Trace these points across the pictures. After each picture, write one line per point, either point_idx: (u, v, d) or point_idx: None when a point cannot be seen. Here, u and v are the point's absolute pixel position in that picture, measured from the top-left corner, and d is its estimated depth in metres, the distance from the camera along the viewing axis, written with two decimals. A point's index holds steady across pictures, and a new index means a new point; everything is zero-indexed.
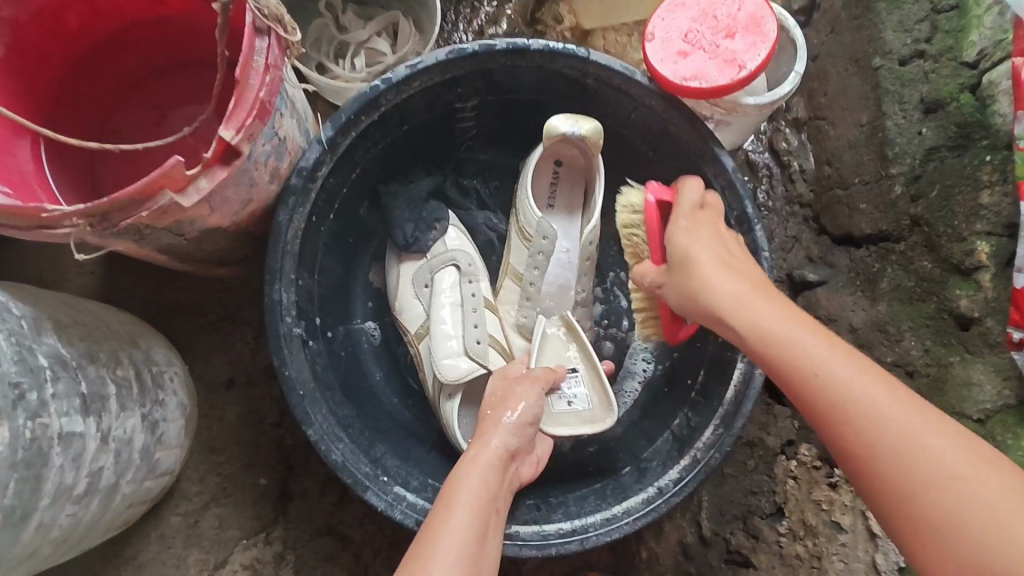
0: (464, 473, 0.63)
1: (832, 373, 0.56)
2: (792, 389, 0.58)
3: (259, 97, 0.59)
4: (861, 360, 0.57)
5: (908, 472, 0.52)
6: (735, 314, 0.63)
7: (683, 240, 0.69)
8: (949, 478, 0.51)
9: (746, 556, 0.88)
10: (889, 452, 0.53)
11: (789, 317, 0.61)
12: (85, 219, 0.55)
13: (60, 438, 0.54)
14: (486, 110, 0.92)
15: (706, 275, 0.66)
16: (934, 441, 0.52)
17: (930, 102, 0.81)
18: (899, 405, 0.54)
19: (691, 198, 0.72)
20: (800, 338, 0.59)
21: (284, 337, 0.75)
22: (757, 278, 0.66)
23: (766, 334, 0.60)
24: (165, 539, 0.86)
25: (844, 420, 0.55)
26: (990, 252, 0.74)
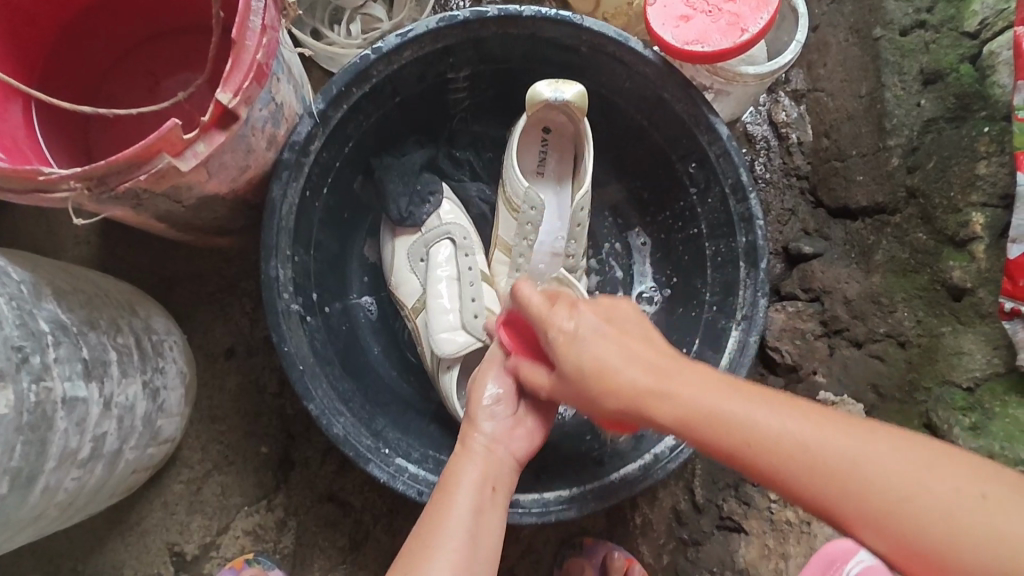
0: (452, 469, 0.63)
1: (810, 449, 0.49)
2: (777, 483, 0.50)
3: (256, 60, 0.58)
4: (804, 407, 0.51)
5: (928, 526, 0.46)
6: (682, 399, 0.53)
7: (591, 349, 0.57)
8: (991, 521, 0.44)
9: (738, 522, 0.90)
10: (911, 516, 0.46)
11: (746, 398, 0.52)
12: (82, 181, 0.54)
13: (64, 402, 0.54)
14: (480, 79, 0.91)
15: (598, 360, 0.56)
16: (932, 483, 0.47)
17: (930, 73, 0.82)
18: (907, 454, 0.48)
19: (537, 302, 0.61)
20: (794, 429, 0.50)
21: (282, 313, 0.75)
22: (662, 357, 0.56)
23: (713, 412, 0.52)
24: (169, 505, 0.87)
25: (847, 491, 0.48)
26: (984, 224, 0.74)
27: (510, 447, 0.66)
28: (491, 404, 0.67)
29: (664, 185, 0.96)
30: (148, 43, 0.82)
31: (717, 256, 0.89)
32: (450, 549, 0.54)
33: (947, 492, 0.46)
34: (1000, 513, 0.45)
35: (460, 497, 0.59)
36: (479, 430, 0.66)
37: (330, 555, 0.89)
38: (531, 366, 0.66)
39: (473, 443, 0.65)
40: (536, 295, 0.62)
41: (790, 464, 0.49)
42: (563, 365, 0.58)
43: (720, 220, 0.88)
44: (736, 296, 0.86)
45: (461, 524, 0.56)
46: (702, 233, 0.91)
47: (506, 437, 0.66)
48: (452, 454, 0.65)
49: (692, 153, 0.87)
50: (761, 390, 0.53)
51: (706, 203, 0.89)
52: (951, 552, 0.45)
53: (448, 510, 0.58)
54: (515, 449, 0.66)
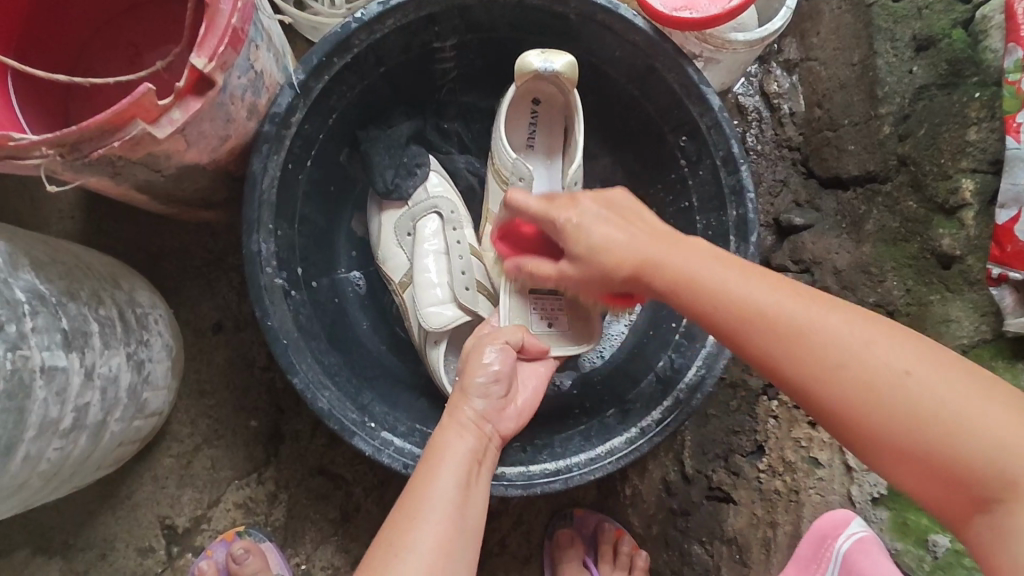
0: (438, 442, 0.62)
1: (775, 311, 0.51)
2: (731, 339, 0.53)
3: (231, 24, 0.56)
4: (792, 287, 0.52)
5: (861, 393, 0.47)
6: (667, 266, 0.56)
7: (599, 235, 0.59)
8: (920, 397, 0.46)
9: (726, 492, 0.90)
10: (847, 376, 0.48)
11: (752, 277, 0.53)
12: (55, 148, 0.54)
13: (43, 371, 0.54)
14: (466, 49, 0.89)
15: (605, 236, 0.59)
16: (907, 368, 0.47)
17: (923, 39, 0.81)
18: (863, 329, 0.49)
19: (534, 203, 0.64)
20: (759, 296, 0.52)
21: (265, 288, 0.74)
22: (662, 232, 0.59)
23: (695, 280, 0.54)
24: (160, 479, 0.87)
25: (800, 354, 0.49)
26: (975, 190, 0.74)
27: (496, 424, 0.67)
28: (486, 381, 0.66)
29: (655, 157, 0.95)
30: (127, 14, 0.80)
31: (707, 228, 0.89)
32: (435, 520, 0.55)
33: (885, 367, 0.47)
34: (938, 392, 0.46)
35: (447, 472, 0.59)
36: (468, 404, 0.65)
37: (321, 528, 0.90)
38: (536, 261, 0.68)
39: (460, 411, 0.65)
40: (529, 198, 0.64)
41: (738, 316, 0.52)
42: (572, 249, 0.61)
43: (710, 191, 0.87)
44: (726, 269, 0.85)
45: (450, 492, 0.57)
46: (693, 206, 0.91)
47: (496, 413, 0.67)
48: (435, 430, 0.65)
49: (681, 123, 0.86)
50: (744, 265, 0.55)
51: (696, 174, 0.88)
52: (875, 414, 0.47)
53: (439, 476, 0.58)
54: (500, 427, 0.67)
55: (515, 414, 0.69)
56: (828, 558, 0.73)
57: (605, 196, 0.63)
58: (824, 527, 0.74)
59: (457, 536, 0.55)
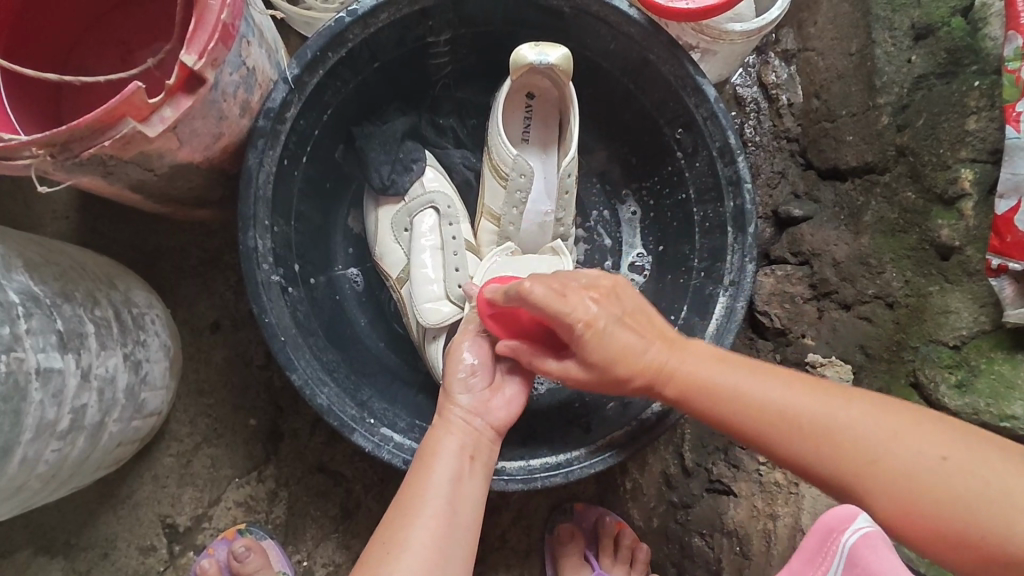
0: (430, 441, 0.62)
1: (796, 408, 0.55)
2: (714, 418, 0.58)
3: (221, 20, 0.56)
4: (817, 387, 0.56)
5: (898, 480, 0.52)
6: (681, 373, 0.59)
7: (617, 340, 0.59)
8: (945, 480, 0.51)
9: (727, 484, 0.90)
10: (879, 486, 0.53)
11: (776, 381, 0.57)
12: (45, 148, 0.53)
13: (39, 373, 0.54)
14: (461, 43, 0.89)
15: (626, 343, 0.59)
16: (933, 453, 0.51)
17: (922, 27, 0.80)
18: (882, 417, 0.54)
19: (543, 293, 0.58)
20: (776, 395, 0.56)
21: (262, 285, 0.74)
22: (670, 333, 0.62)
23: (709, 386, 0.58)
24: (160, 479, 0.88)
25: (838, 455, 0.53)
26: (974, 180, 0.73)
27: (487, 417, 0.65)
28: (466, 376, 0.66)
29: (652, 150, 0.95)
30: (118, 11, 0.80)
31: (705, 222, 0.88)
32: (427, 517, 0.55)
33: (919, 455, 0.52)
34: (971, 481, 0.50)
35: (438, 470, 0.58)
36: (455, 402, 0.64)
37: (322, 525, 0.90)
38: (538, 354, 0.64)
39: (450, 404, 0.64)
40: (544, 291, 0.58)
41: (749, 417, 0.56)
42: (594, 354, 0.59)
43: (708, 184, 0.86)
44: (724, 262, 0.85)
45: (441, 492, 0.57)
46: (691, 199, 0.90)
47: (484, 407, 0.65)
48: (429, 430, 0.64)
49: (678, 115, 0.86)
50: (731, 358, 0.60)
51: (694, 167, 0.88)
52: (910, 514, 0.52)
53: (432, 473, 0.58)
54: (492, 419, 0.65)
55: (504, 399, 0.66)
56: (835, 553, 0.54)
57: (614, 288, 0.61)
58: (831, 520, 0.55)
59: (453, 535, 0.55)
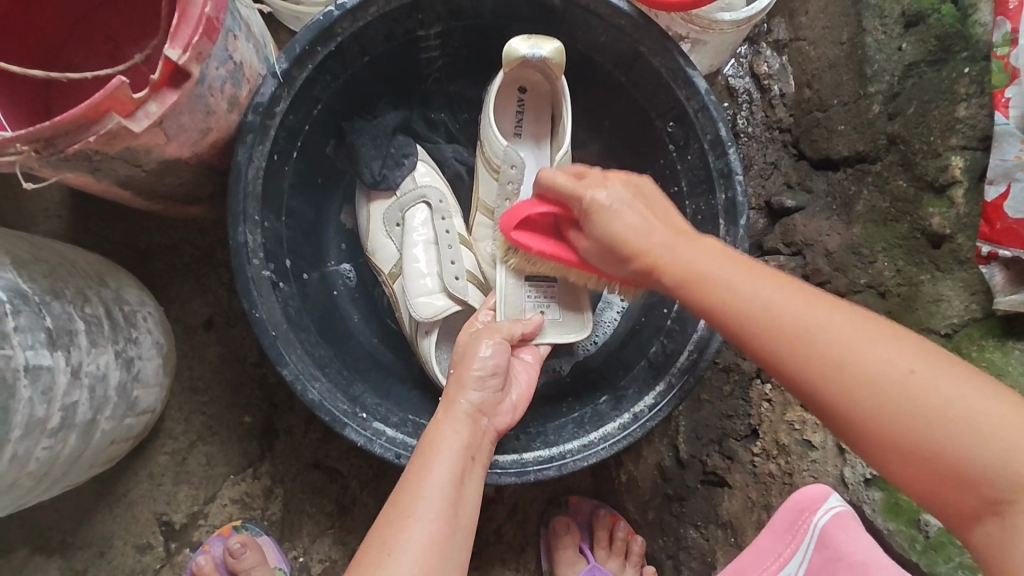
0: (433, 435, 0.63)
1: (772, 306, 0.51)
2: (704, 306, 0.55)
3: (204, 13, 0.55)
4: (811, 291, 0.51)
5: (862, 386, 0.47)
6: (677, 264, 0.57)
7: (617, 222, 0.61)
8: (924, 397, 0.46)
9: (722, 475, 0.90)
10: (828, 391, 0.48)
11: (768, 278, 0.53)
12: (30, 144, 0.53)
13: (27, 370, 0.54)
14: (451, 38, 0.88)
15: (626, 224, 0.60)
16: (911, 375, 0.46)
17: (912, 15, 0.79)
18: (863, 329, 0.49)
19: (564, 179, 0.66)
20: (756, 293, 0.52)
21: (252, 279, 0.74)
22: (680, 224, 0.60)
23: (696, 275, 0.55)
24: (155, 477, 0.88)
25: (795, 342, 0.49)
26: (964, 167, 0.73)
27: (490, 419, 0.67)
28: (480, 373, 0.68)
29: (644, 143, 0.94)
30: (104, 8, 0.80)
31: (697, 214, 0.88)
32: (429, 516, 0.55)
33: (884, 364, 0.47)
34: (946, 392, 0.46)
35: (440, 465, 0.59)
36: (464, 397, 0.66)
37: (318, 521, 0.90)
38: (574, 234, 0.70)
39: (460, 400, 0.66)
40: (561, 172, 0.68)
41: (721, 297, 0.53)
42: (598, 231, 0.62)
43: (700, 176, 0.86)
44: None
45: (441, 489, 0.57)
46: (683, 191, 0.90)
47: (491, 407, 0.67)
48: (428, 426, 0.65)
49: (669, 107, 0.86)
50: (734, 255, 0.56)
51: (686, 159, 0.88)
52: (872, 426, 0.47)
53: (433, 468, 0.58)
54: (494, 422, 0.67)
55: (507, 408, 0.70)
56: (804, 533, 0.64)
57: (647, 197, 0.63)
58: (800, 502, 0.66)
59: (454, 533, 0.55)
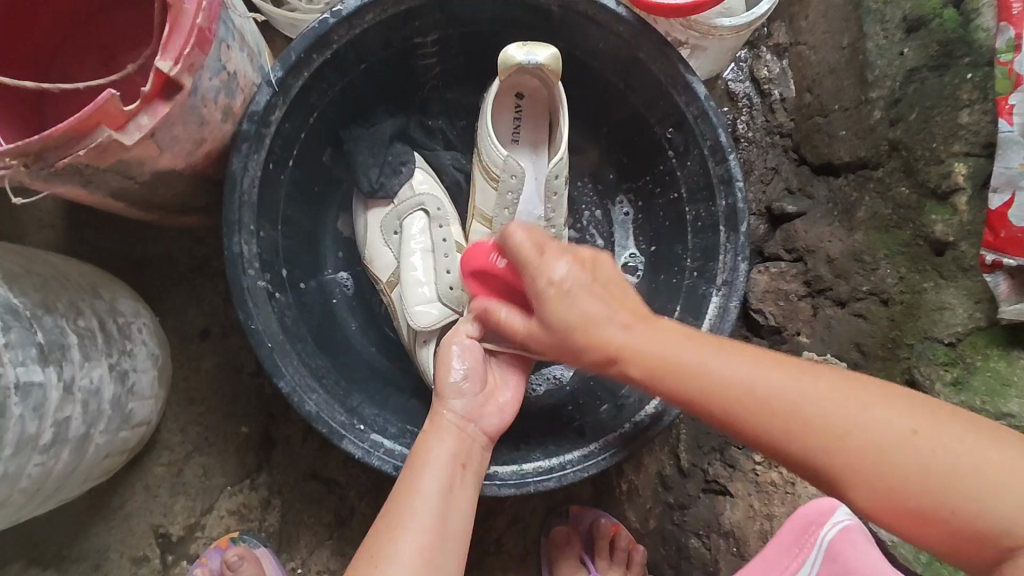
0: (421, 448, 0.62)
1: (763, 390, 0.54)
2: (679, 397, 0.57)
3: (196, 24, 0.55)
4: (780, 361, 0.55)
5: (872, 460, 0.51)
6: (646, 353, 0.57)
7: (574, 308, 0.59)
8: (926, 455, 0.50)
9: (723, 485, 0.89)
10: (817, 452, 0.52)
11: (751, 361, 0.55)
12: (18, 158, 0.52)
13: (17, 387, 0.53)
14: (448, 44, 0.88)
15: (583, 313, 0.59)
16: (913, 439, 0.50)
17: (913, 20, 0.78)
18: (856, 395, 0.53)
19: (525, 246, 0.60)
20: (741, 374, 0.54)
21: (248, 290, 0.73)
22: (631, 304, 0.61)
23: (671, 365, 0.56)
24: (151, 489, 0.87)
25: (795, 432, 0.53)
26: (967, 174, 0.72)
27: (478, 423, 0.65)
28: (459, 380, 0.65)
29: (644, 149, 0.94)
30: (97, 16, 0.79)
31: (697, 220, 0.87)
32: (418, 528, 0.54)
33: (887, 431, 0.51)
34: (946, 449, 0.50)
35: (428, 474, 0.58)
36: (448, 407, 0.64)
37: (316, 532, 0.89)
38: (506, 310, 0.65)
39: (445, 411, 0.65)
40: (526, 239, 0.60)
41: (710, 394, 0.55)
42: (552, 318, 0.60)
43: (700, 183, 0.85)
44: (716, 261, 0.84)
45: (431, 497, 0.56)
46: (682, 198, 0.89)
47: (478, 411, 0.65)
48: (416, 438, 0.64)
49: (668, 113, 0.85)
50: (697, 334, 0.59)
51: (685, 165, 0.87)
52: (857, 476, 0.52)
53: (421, 477, 0.58)
54: (484, 425, 0.65)
55: (494, 409, 0.66)
56: (813, 545, 0.66)
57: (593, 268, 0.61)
58: (808, 515, 0.68)
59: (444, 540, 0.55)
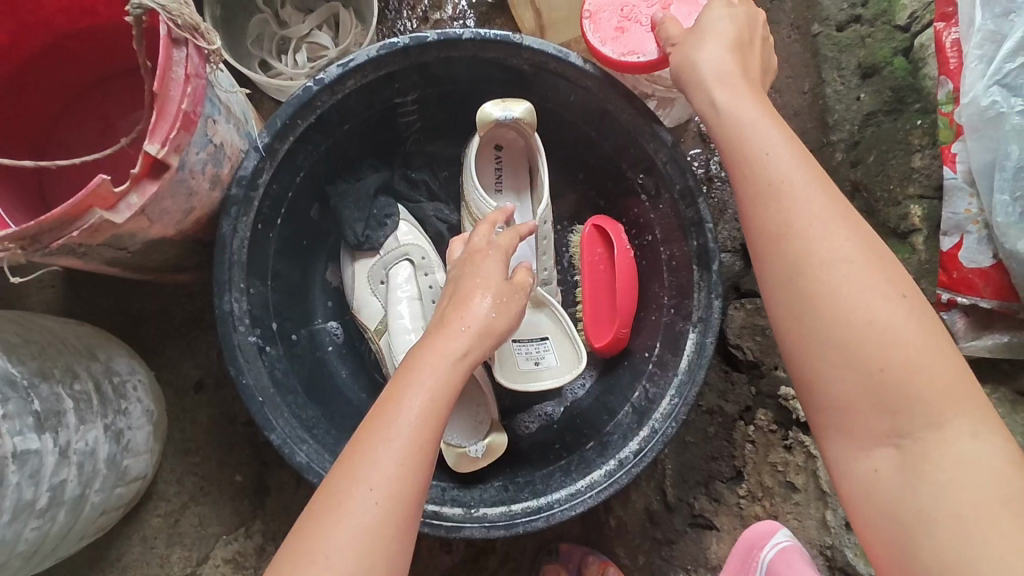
0: (387, 405, 0.52)
1: (804, 214, 0.54)
2: (748, 188, 0.57)
3: (182, 109, 0.59)
4: (847, 213, 0.54)
5: (849, 314, 0.51)
6: (736, 147, 0.59)
7: (708, 68, 0.65)
8: (897, 347, 0.49)
9: (709, 518, 0.91)
10: (827, 307, 0.52)
11: (820, 194, 0.54)
12: (16, 243, 0.56)
13: (15, 456, 0.56)
14: (427, 102, 0.92)
15: (726, 102, 0.62)
16: (900, 327, 0.50)
17: (867, 67, 0.82)
18: (878, 273, 0.52)
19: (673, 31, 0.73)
20: (803, 187, 0.55)
21: (238, 347, 0.76)
22: (754, 81, 0.64)
23: (749, 152, 0.58)
24: (148, 540, 0.89)
25: (809, 253, 0.53)
26: (923, 215, 0.75)
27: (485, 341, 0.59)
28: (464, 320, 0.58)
29: (619, 193, 0.97)
30: (94, 89, 0.84)
31: (672, 260, 0.90)
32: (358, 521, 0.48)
33: (882, 311, 0.50)
34: (920, 354, 0.49)
35: (384, 452, 0.50)
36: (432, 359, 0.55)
37: None
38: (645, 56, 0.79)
39: (438, 348, 0.56)
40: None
41: (776, 193, 0.55)
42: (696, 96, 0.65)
43: (672, 225, 0.88)
44: (691, 299, 0.85)
45: (386, 469, 0.49)
46: (657, 239, 0.92)
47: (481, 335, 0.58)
48: (386, 388, 0.54)
49: (639, 160, 0.88)
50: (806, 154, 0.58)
51: (657, 209, 0.90)
52: (838, 342, 0.51)
53: (365, 464, 0.50)
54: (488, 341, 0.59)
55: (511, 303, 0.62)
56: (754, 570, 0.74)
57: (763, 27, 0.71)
58: (752, 539, 0.76)
59: (402, 509, 0.49)
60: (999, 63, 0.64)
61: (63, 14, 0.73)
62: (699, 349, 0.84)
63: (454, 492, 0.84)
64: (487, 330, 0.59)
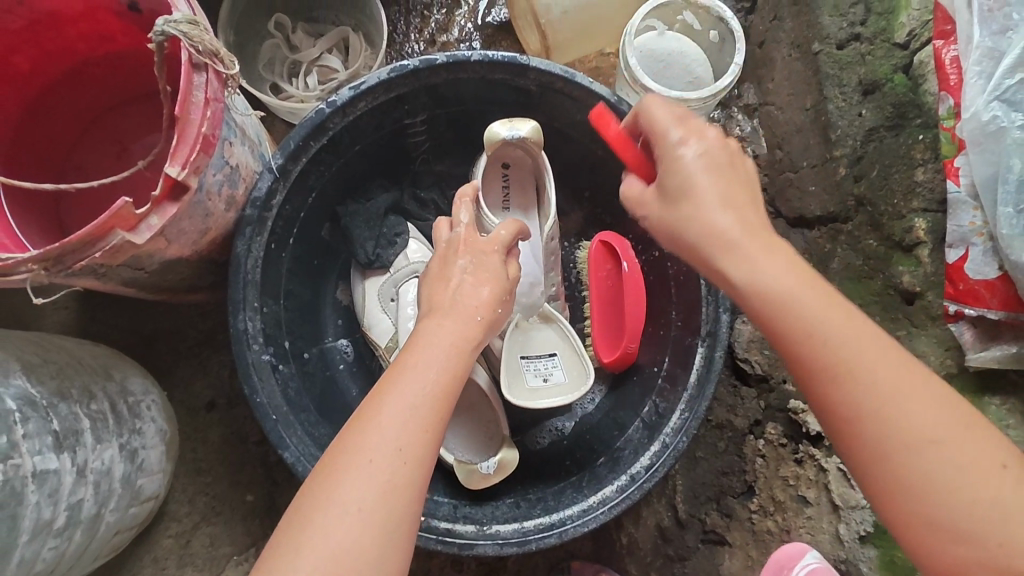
0: (387, 387, 0.53)
1: (837, 346, 0.50)
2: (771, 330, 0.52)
3: (201, 132, 0.60)
4: (873, 338, 0.51)
5: (907, 445, 0.48)
6: (741, 282, 0.53)
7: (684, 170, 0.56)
8: (967, 474, 0.47)
9: (721, 534, 0.91)
10: (856, 403, 0.50)
11: (845, 321, 0.51)
12: (39, 263, 0.57)
13: (34, 475, 0.57)
14: (436, 122, 0.94)
15: (706, 217, 0.55)
16: (963, 450, 0.48)
17: (868, 83, 0.84)
18: (926, 394, 0.50)
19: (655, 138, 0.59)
20: (823, 322, 0.51)
21: (252, 365, 0.77)
22: (726, 169, 0.56)
23: (762, 295, 0.52)
24: (159, 561, 0.89)
25: (847, 388, 0.50)
26: (927, 228, 0.76)
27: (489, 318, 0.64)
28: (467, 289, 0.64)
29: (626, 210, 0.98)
30: (110, 112, 0.85)
31: (679, 274, 0.90)
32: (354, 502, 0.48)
33: (940, 435, 0.48)
34: (989, 477, 0.47)
35: (381, 434, 0.50)
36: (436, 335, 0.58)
37: None
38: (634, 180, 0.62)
39: (449, 330, 0.59)
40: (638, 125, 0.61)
41: (803, 332, 0.51)
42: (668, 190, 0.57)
43: None
44: (699, 312, 0.86)
45: (385, 446, 0.50)
46: (664, 255, 0.93)
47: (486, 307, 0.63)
48: (387, 370, 0.56)
49: None
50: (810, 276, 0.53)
51: None
52: (900, 475, 0.49)
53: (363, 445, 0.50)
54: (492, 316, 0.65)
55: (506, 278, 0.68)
56: None
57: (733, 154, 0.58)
58: (782, 560, 0.78)
59: (404, 493, 0.49)
60: (999, 79, 0.66)
61: (82, 39, 0.76)
62: (709, 363, 0.84)
63: (465, 510, 0.84)
64: (491, 316, 0.63)
